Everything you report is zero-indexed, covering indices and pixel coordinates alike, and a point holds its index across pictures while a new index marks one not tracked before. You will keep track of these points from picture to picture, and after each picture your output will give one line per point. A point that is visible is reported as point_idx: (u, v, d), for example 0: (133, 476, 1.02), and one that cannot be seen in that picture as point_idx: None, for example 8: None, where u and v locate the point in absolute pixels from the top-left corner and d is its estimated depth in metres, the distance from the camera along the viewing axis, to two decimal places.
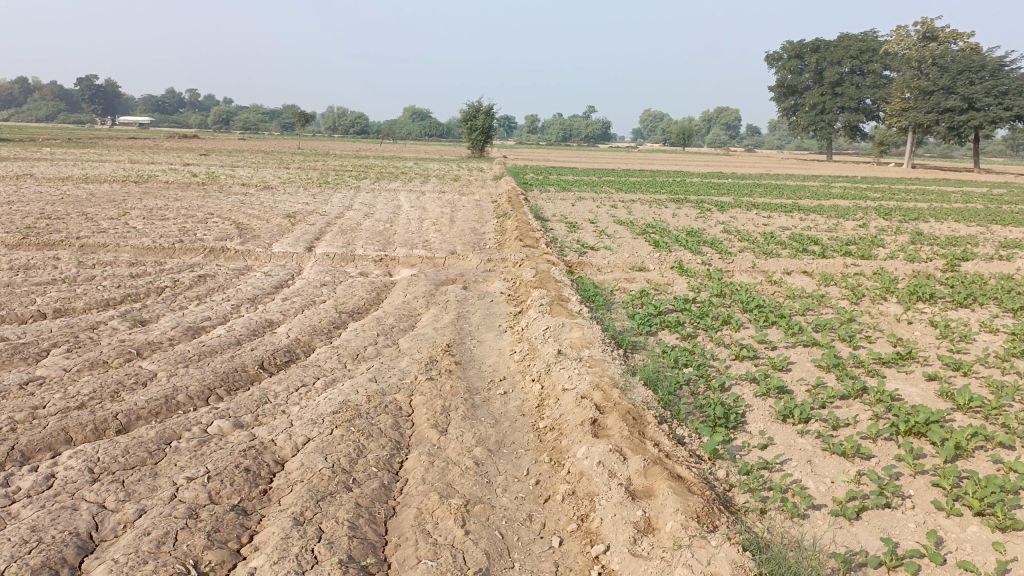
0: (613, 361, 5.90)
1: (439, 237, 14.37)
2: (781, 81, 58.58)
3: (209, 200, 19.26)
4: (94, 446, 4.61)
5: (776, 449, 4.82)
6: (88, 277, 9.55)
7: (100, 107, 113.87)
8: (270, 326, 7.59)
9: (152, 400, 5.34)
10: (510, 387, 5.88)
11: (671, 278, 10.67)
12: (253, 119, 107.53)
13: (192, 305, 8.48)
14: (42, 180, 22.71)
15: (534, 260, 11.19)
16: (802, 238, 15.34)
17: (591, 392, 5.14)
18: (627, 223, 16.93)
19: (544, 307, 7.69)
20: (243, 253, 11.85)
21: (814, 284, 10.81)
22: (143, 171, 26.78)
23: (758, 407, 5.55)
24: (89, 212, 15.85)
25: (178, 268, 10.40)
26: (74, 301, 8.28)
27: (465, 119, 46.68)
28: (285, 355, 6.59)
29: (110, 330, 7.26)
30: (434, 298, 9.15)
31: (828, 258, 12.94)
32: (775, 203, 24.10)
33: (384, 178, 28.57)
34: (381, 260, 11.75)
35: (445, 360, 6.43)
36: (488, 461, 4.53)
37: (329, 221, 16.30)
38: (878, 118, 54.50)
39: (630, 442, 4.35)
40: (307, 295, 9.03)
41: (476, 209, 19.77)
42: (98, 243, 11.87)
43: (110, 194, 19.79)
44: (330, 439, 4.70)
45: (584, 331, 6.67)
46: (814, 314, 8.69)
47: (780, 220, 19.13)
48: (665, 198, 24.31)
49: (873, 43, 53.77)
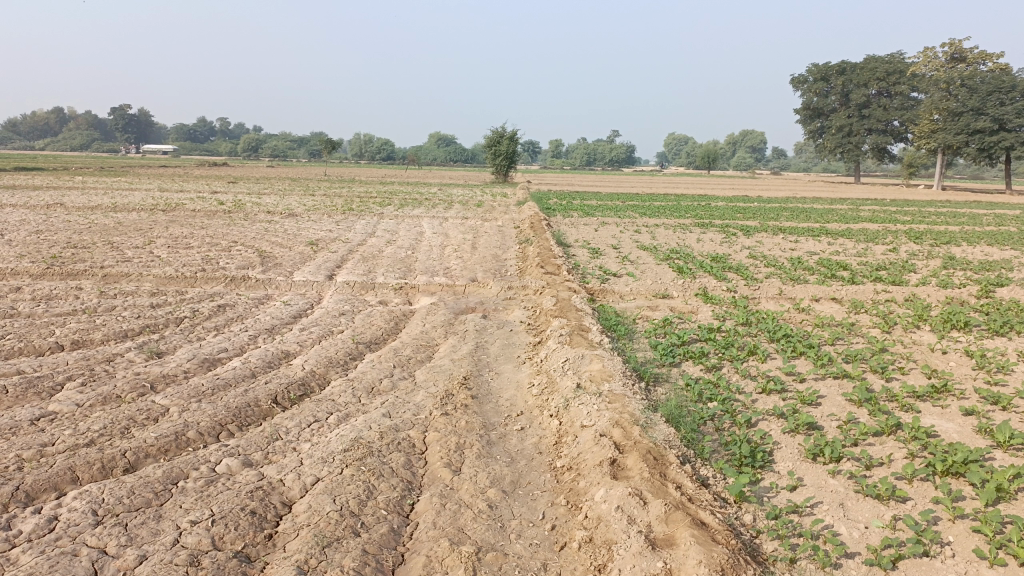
0: (634, 396, 5.69)
1: (460, 264, 14.28)
2: (806, 104, 58.21)
3: (233, 228, 19.40)
4: (99, 486, 4.50)
5: (805, 491, 4.59)
6: (109, 307, 9.56)
7: (132, 137, 116.37)
8: (286, 357, 7.50)
9: (162, 437, 5.24)
10: (527, 423, 5.70)
11: (695, 305, 10.46)
12: (281, 146, 109.23)
13: (209, 336, 8.43)
14: (71, 209, 23.09)
15: (556, 288, 11.04)
16: (830, 263, 15.03)
17: (611, 429, 4.94)
18: (651, 249, 16.73)
19: (563, 337, 7.51)
20: (264, 281, 11.83)
21: (844, 311, 10.53)
22: (171, 200, 27.14)
23: (785, 444, 5.31)
24: (115, 241, 16.01)
25: (198, 297, 10.39)
26: (93, 332, 8.27)
27: (489, 145, 46.90)
28: (299, 388, 6.47)
29: (126, 362, 7.22)
30: (453, 327, 9.02)
31: (857, 284, 12.65)
32: (802, 227, 23.78)
33: (408, 204, 28.68)
34: (401, 288, 11.67)
35: (461, 393, 6.27)
36: (503, 503, 4.34)
37: (351, 248, 16.30)
38: (906, 140, 53.85)
39: (651, 485, 4.14)
40: (325, 325, 8.95)
41: (499, 235, 19.70)
42: (121, 273, 11.95)
43: (138, 222, 20.03)
44: (340, 479, 4.56)
45: (604, 363, 6.48)
46: (844, 343, 8.42)
47: (808, 245, 18.81)
48: (690, 223, 24.08)
49: (900, 65, 53.32)
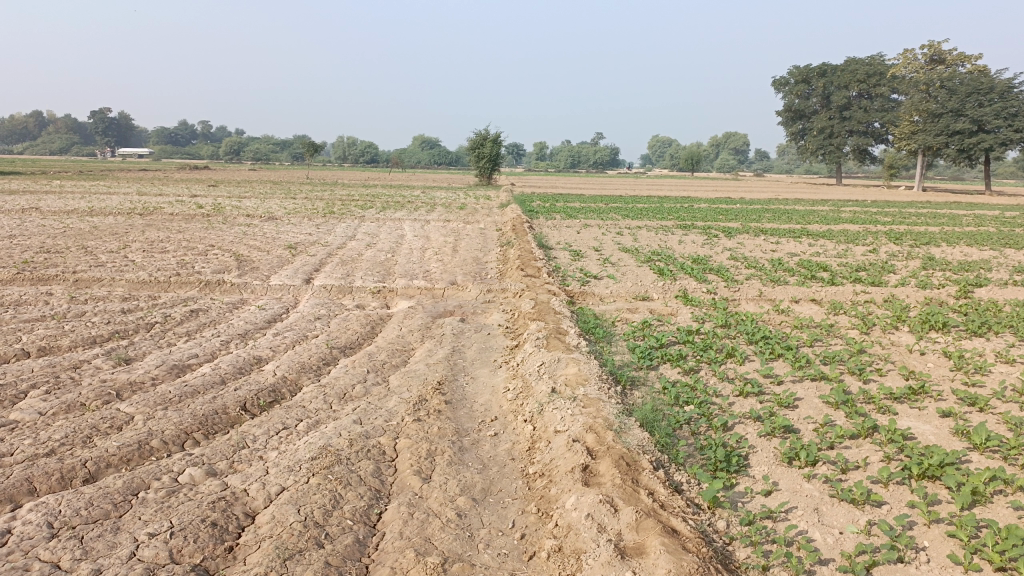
0: (609, 400, 5.61)
1: (440, 267, 14.17)
2: (788, 106, 58.52)
3: (211, 232, 19.18)
4: (56, 497, 4.35)
5: (780, 496, 4.53)
6: (78, 313, 9.38)
7: (113, 140, 115.31)
8: (258, 363, 7.36)
9: (124, 446, 5.10)
10: (501, 428, 5.61)
11: (675, 307, 10.41)
12: (263, 150, 108.58)
13: (180, 342, 8.27)
14: (47, 213, 22.74)
15: (535, 290, 10.96)
16: (811, 264, 15.05)
17: (584, 434, 4.86)
18: (633, 251, 16.69)
19: (540, 341, 7.42)
20: (239, 286, 11.66)
21: (823, 313, 10.51)
22: (149, 203, 26.82)
23: (761, 448, 5.25)
24: (89, 246, 15.76)
25: (172, 303, 10.22)
26: (60, 338, 8.08)
27: (472, 147, 46.79)
28: (269, 395, 6.34)
29: (93, 369, 7.05)
30: (429, 331, 8.91)
31: (837, 286, 12.64)
32: (783, 228, 23.87)
33: (390, 207, 28.49)
34: (379, 292, 11.55)
35: (435, 398, 6.17)
36: (473, 511, 4.25)
37: (330, 252, 16.14)
38: (887, 142, 54.27)
39: (623, 491, 4.06)
40: (300, 330, 8.81)
41: (481, 237, 19.58)
42: (93, 277, 11.74)
43: (114, 227, 19.75)
44: (305, 488, 4.44)
45: (580, 366, 6.39)
46: (822, 345, 8.38)
47: (789, 246, 18.84)
48: (672, 225, 24.07)
49: (880, 67, 53.73)
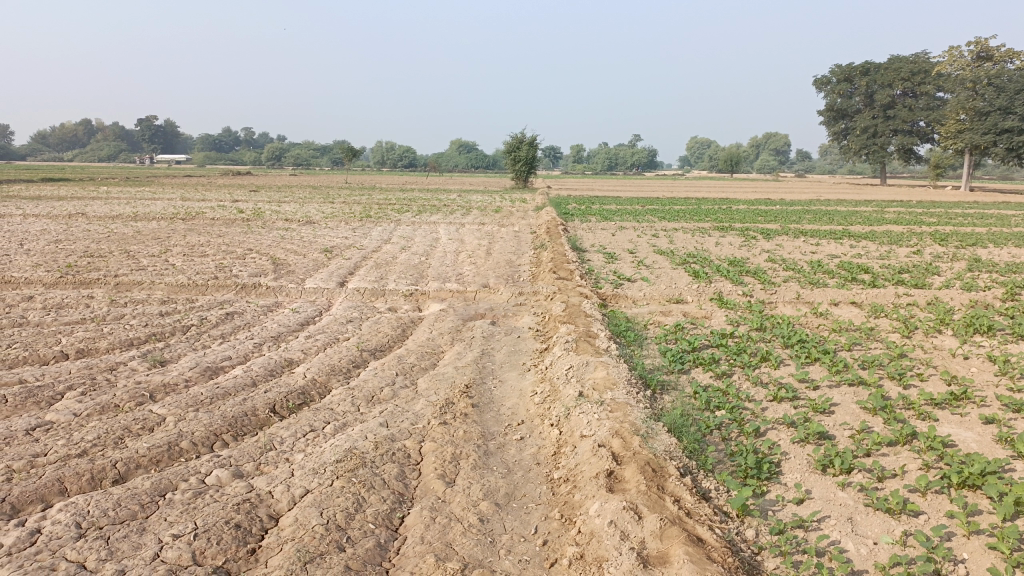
0: (637, 404, 5.51)
1: (473, 270, 14.18)
2: (830, 105, 57.46)
3: (250, 236, 19.48)
4: (86, 498, 4.42)
5: (813, 505, 4.40)
6: (117, 316, 9.56)
7: (158, 147, 118.04)
8: (289, 365, 7.41)
9: (154, 448, 5.16)
10: (527, 432, 5.55)
11: (709, 310, 10.25)
12: (304, 155, 110.17)
13: (215, 344, 8.38)
14: (93, 218, 23.35)
15: (567, 293, 10.88)
16: (851, 266, 14.72)
17: (610, 439, 4.77)
18: (668, 253, 16.51)
19: (569, 344, 7.35)
20: (274, 289, 11.79)
21: (863, 315, 10.25)
22: (192, 208, 27.36)
23: (794, 455, 5.11)
24: (131, 250, 16.11)
25: (207, 305, 10.37)
26: (99, 341, 8.24)
27: (509, 150, 46.84)
28: (298, 397, 6.38)
29: (128, 371, 7.17)
30: (460, 334, 8.89)
31: (878, 288, 12.33)
32: (824, 230, 23.42)
33: (426, 211, 28.64)
34: (411, 294, 11.58)
35: (462, 402, 6.14)
36: (495, 517, 4.20)
37: (365, 255, 16.25)
38: (932, 141, 52.99)
39: (647, 498, 3.97)
40: (331, 333, 8.87)
41: (515, 240, 19.56)
42: (133, 281, 11.98)
43: (156, 231, 20.18)
44: (329, 491, 4.44)
45: (609, 370, 6.30)
46: (861, 349, 8.16)
47: (830, 248, 18.44)
48: (709, 226, 23.79)
49: (925, 64, 52.51)
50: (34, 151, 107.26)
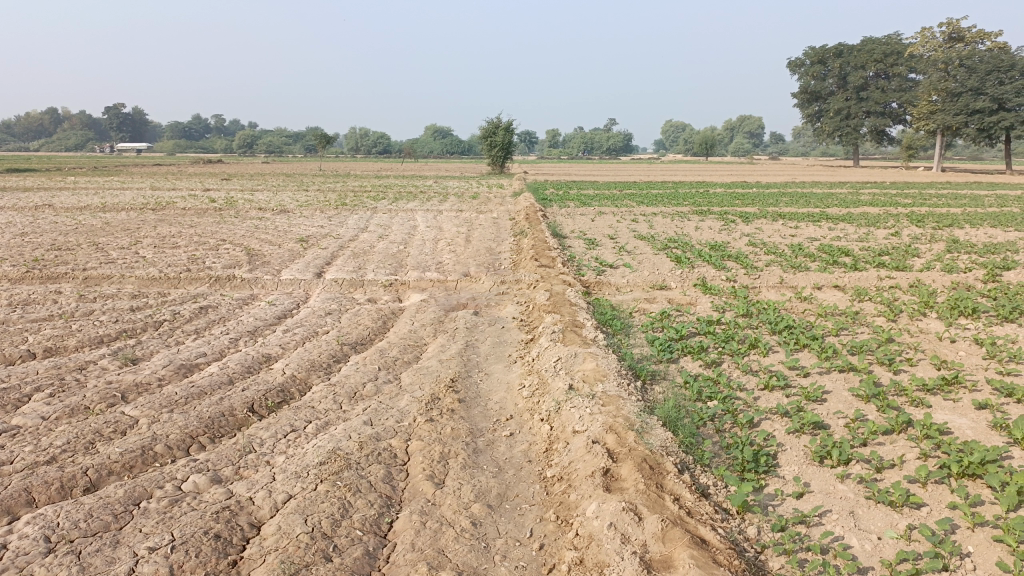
0: (629, 397, 5.36)
1: (453, 258, 13.95)
2: (804, 87, 57.58)
3: (223, 226, 19.05)
4: (55, 509, 4.18)
5: (813, 499, 4.28)
6: (87, 311, 9.24)
7: (128, 136, 115.83)
8: (267, 362, 7.18)
9: (127, 452, 4.93)
10: (517, 428, 5.39)
11: (693, 296, 10.13)
12: (276, 142, 108.78)
13: (189, 340, 8.10)
14: (60, 210, 22.76)
15: (550, 281, 10.71)
16: (832, 249, 14.69)
17: (604, 435, 4.62)
18: (648, 238, 16.39)
19: (556, 335, 7.18)
20: (250, 281, 11.50)
21: (847, 299, 10.18)
22: (163, 198, 26.79)
23: (791, 446, 5.00)
24: (101, 242, 15.68)
25: (181, 299, 10.06)
26: (67, 339, 7.94)
27: (485, 136, 46.48)
28: (278, 395, 6.15)
29: (99, 370, 6.90)
30: (442, 325, 8.69)
31: (860, 271, 12.29)
32: (802, 212, 23.42)
33: (403, 198, 28.30)
34: (391, 285, 11.34)
35: (448, 397, 5.95)
36: (488, 519, 4.03)
37: (342, 244, 15.94)
38: (904, 122, 53.36)
39: (647, 498, 3.82)
40: (310, 326, 8.62)
41: (493, 227, 19.32)
42: (103, 274, 11.62)
43: (126, 222, 19.69)
44: (313, 496, 4.24)
45: (597, 361, 6.15)
46: (849, 334, 8.08)
47: (809, 231, 18.42)
48: (688, 211, 23.72)
49: (896, 46, 52.80)
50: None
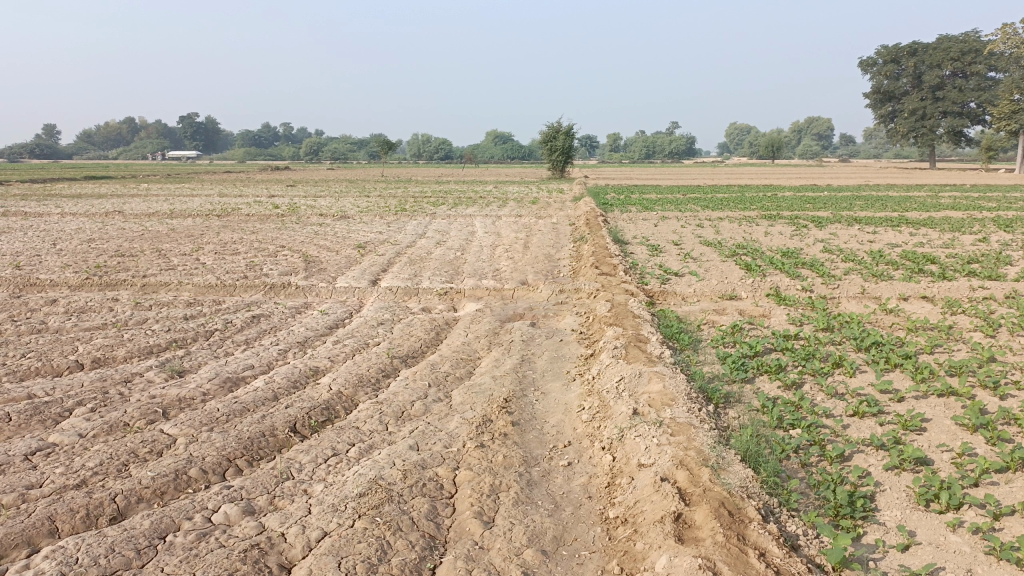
0: (701, 425, 4.81)
1: (511, 265, 13.53)
2: (876, 87, 55.21)
3: (283, 232, 19.07)
4: (76, 541, 3.87)
5: (922, 554, 3.68)
6: (140, 320, 9.13)
7: (200, 144, 119.38)
8: (314, 375, 6.86)
9: (159, 477, 4.63)
10: (576, 456, 4.90)
11: (766, 307, 9.48)
12: (341, 149, 110.85)
13: (238, 351, 7.86)
14: (129, 216, 23.28)
15: (611, 290, 10.18)
16: (915, 256, 13.73)
17: (675, 471, 4.09)
18: (715, 244, 15.66)
19: (618, 351, 6.66)
20: (304, 289, 11.30)
21: (937, 312, 9.35)
22: (228, 204, 27.17)
23: (890, 487, 4.39)
24: (164, 249, 15.79)
25: (234, 307, 9.90)
26: (117, 349, 7.79)
27: (545, 140, 46.13)
28: (322, 414, 5.81)
29: (144, 383, 6.68)
30: (497, 337, 8.24)
31: (949, 281, 11.37)
32: (878, 216, 22.26)
33: (462, 203, 28.10)
34: (446, 293, 10.98)
35: (501, 419, 5.50)
36: (543, 570, 3.56)
37: (399, 251, 15.69)
38: (985, 123, 50.79)
39: (726, 553, 3.29)
40: (361, 337, 8.30)
41: (553, 233, 18.84)
42: (161, 282, 11.59)
43: (190, 228, 19.93)
44: (349, 534, 3.83)
45: (664, 382, 5.60)
46: (944, 351, 7.32)
47: (888, 236, 17.38)
48: (756, 215, 22.78)
49: (975, 43, 50.46)
50: (81, 150, 108.97)
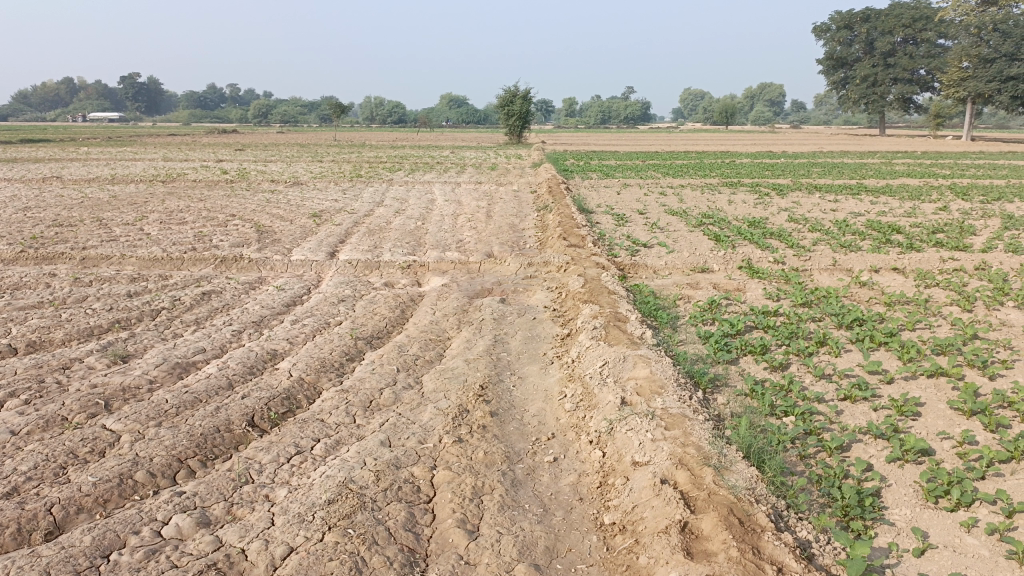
0: (696, 416, 4.51)
1: (474, 236, 13.07)
2: (830, 53, 55.38)
3: (234, 200, 18.24)
4: (5, 562, 3.40)
5: (940, 559, 3.44)
6: (80, 298, 8.48)
7: (143, 105, 114.93)
8: (272, 360, 6.37)
9: (102, 482, 4.16)
10: (561, 451, 4.58)
11: (741, 281, 9.24)
12: (291, 111, 107.85)
13: (187, 332, 7.29)
14: (67, 182, 22.07)
15: (582, 264, 9.83)
16: (881, 226, 13.64)
17: (674, 472, 3.79)
18: (681, 213, 15.39)
19: (597, 332, 6.34)
20: (258, 262, 10.70)
21: (911, 284, 9.22)
22: (173, 169, 25.99)
23: (896, 482, 4.15)
24: (104, 218, 14.91)
25: (183, 283, 9.29)
26: (54, 331, 7.17)
27: (502, 105, 45.26)
28: (282, 405, 5.35)
29: (84, 370, 6.12)
30: (467, 316, 7.84)
31: (918, 251, 11.29)
32: (838, 184, 22.28)
33: (419, 169, 27.36)
34: (409, 267, 10.50)
35: (478, 409, 5.12)
36: None
37: (357, 220, 15.07)
38: (933, 90, 51.50)
39: (741, 569, 3.00)
40: (321, 316, 7.82)
41: (515, 201, 18.36)
42: (102, 254, 10.86)
43: (133, 195, 18.93)
44: (319, 551, 3.43)
45: (651, 367, 5.29)
46: (926, 328, 7.14)
47: (850, 205, 17.33)
48: (717, 182, 22.61)
49: (926, 11, 50.92)
50: (18, 111, 103.87)
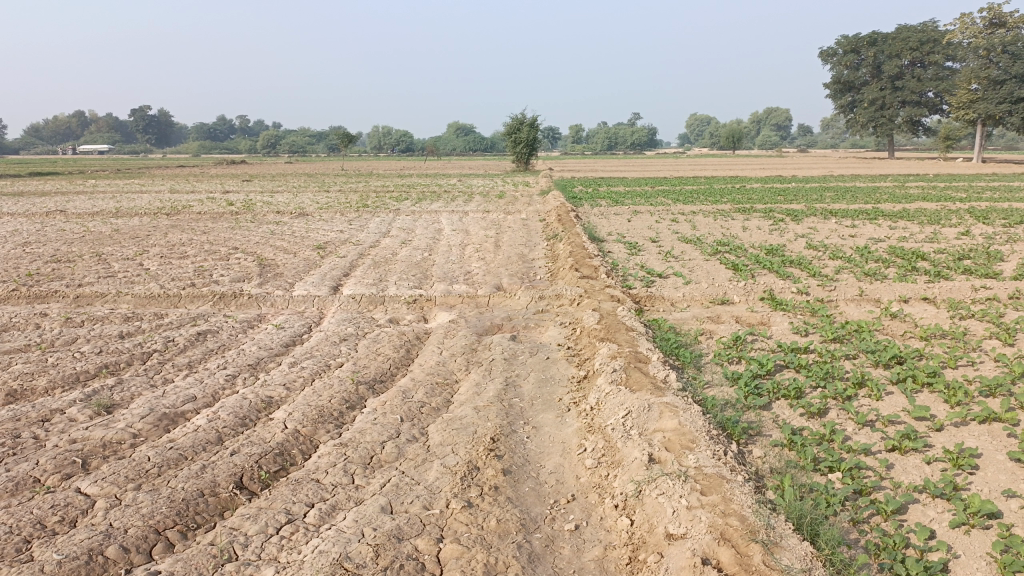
0: (733, 475, 4.02)
1: (483, 267, 12.64)
2: (837, 77, 55.15)
3: (237, 232, 17.92)
4: None
5: None
6: (69, 340, 8.05)
7: (153, 137, 115.81)
8: (266, 409, 5.91)
9: (68, 560, 3.68)
10: (584, 516, 4.10)
11: (764, 313, 8.75)
12: (299, 142, 108.37)
13: (179, 378, 6.84)
14: (71, 215, 21.81)
15: (596, 297, 9.37)
16: (904, 252, 13.12)
17: (717, 550, 3.31)
18: (695, 241, 14.93)
19: (617, 375, 5.87)
20: (258, 298, 10.28)
21: (946, 316, 8.71)
22: (178, 201, 25.77)
23: (965, 553, 3.65)
24: (105, 252, 14.59)
25: (178, 322, 8.87)
26: (38, 377, 6.73)
27: (509, 132, 45.05)
28: (274, 463, 4.88)
29: (64, 424, 5.67)
30: (476, 355, 7.38)
31: (947, 279, 10.78)
32: (854, 208, 21.78)
33: (426, 198, 27.03)
34: (415, 301, 10.06)
35: (489, 467, 4.65)
36: None
37: (362, 252, 14.68)
38: (942, 112, 51.07)
39: None
40: (321, 357, 7.37)
41: (524, 230, 17.97)
42: (97, 292, 10.47)
43: (136, 229, 18.63)
44: None
45: (678, 417, 4.80)
46: (969, 365, 6.63)
47: (869, 230, 16.84)
48: (730, 208, 22.16)
49: (933, 34, 50.60)
50: (31, 143, 104.65)
